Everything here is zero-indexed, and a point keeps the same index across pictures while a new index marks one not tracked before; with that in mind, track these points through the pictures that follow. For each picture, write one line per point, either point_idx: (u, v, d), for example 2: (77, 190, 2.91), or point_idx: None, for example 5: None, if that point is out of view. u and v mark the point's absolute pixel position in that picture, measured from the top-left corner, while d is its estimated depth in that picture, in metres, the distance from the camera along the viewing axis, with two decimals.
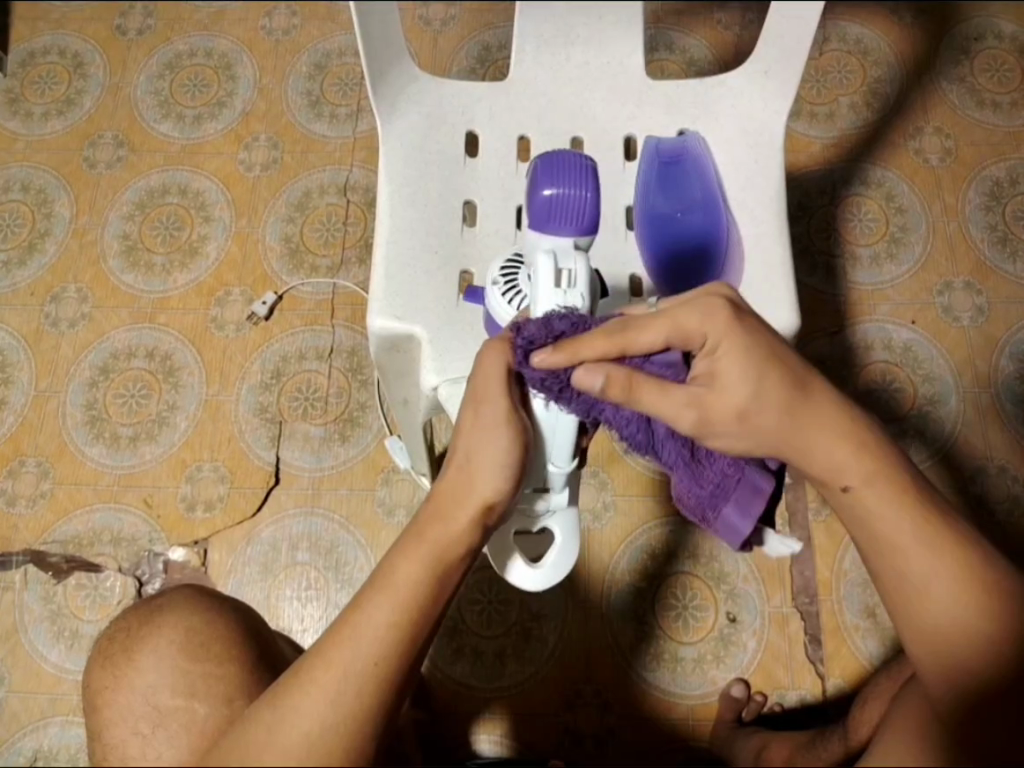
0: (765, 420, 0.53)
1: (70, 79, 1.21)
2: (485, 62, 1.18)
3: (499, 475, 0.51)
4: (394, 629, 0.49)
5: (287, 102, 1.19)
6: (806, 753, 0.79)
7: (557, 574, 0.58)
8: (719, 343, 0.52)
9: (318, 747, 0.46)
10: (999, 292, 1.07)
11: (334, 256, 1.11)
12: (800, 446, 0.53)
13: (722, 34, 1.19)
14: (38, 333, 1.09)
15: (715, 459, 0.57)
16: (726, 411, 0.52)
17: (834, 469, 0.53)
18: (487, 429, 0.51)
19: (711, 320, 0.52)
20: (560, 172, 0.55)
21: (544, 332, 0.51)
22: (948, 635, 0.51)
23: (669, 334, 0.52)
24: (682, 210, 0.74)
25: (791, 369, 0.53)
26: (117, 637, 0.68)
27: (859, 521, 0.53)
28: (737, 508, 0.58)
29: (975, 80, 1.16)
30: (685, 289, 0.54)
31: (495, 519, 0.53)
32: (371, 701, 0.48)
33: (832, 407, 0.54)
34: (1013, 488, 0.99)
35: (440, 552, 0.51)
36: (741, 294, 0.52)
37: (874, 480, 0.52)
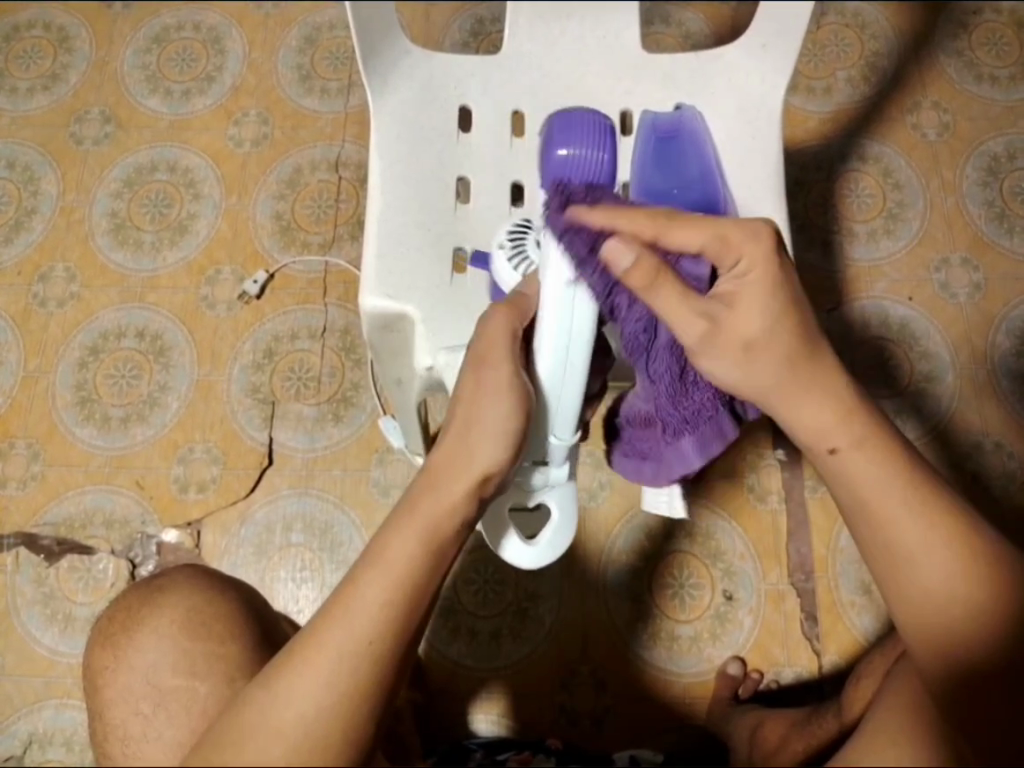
0: (764, 368, 0.51)
1: (55, 54, 1.19)
2: (478, 35, 1.17)
3: (498, 441, 0.53)
4: (390, 606, 0.47)
5: (276, 77, 1.17)
6: (802, 728, 0.79)
7: (551, 552, 0.64)
8: (730, 299, 0.50)
9: (314, 727, 0.45)
10: (996, 268, 1.06)
11: (326, 233, 1.10)
12: (779, 405, 0.52)
13: (718, 7, 1.18)
14: (26, 313, 1.08)
15: (698, 390, 0.59)
16: (731, 342, 0.51)
17: (820, 432, 0.51)
18: (487, 394, 0.53)
19: (751, 245, 0.50)
20: (579, 133, 0.53)
21: (586, 193, 0.50)
22: (939, 603, 0.48)
23: (708, 239, 0.49)
24: (679, 186, 0.68)
25: (801, 316, 0.51)
26: (116, 617, 0.67)
27: (847, 490, 0.51)
28: (695, 438, 0.62)
29: (973, 53, 1.15)
30: (694, 261, 0.52)
31: (489, 493, 0.53)
32: (366, 679, 0.46)
33: (835, 377, 0.52)
34: (1009, 465, 0.98)
35: (437, 530, 0.50)
36: (743, 262, 0.50)
37: (863, 445, 0.50)
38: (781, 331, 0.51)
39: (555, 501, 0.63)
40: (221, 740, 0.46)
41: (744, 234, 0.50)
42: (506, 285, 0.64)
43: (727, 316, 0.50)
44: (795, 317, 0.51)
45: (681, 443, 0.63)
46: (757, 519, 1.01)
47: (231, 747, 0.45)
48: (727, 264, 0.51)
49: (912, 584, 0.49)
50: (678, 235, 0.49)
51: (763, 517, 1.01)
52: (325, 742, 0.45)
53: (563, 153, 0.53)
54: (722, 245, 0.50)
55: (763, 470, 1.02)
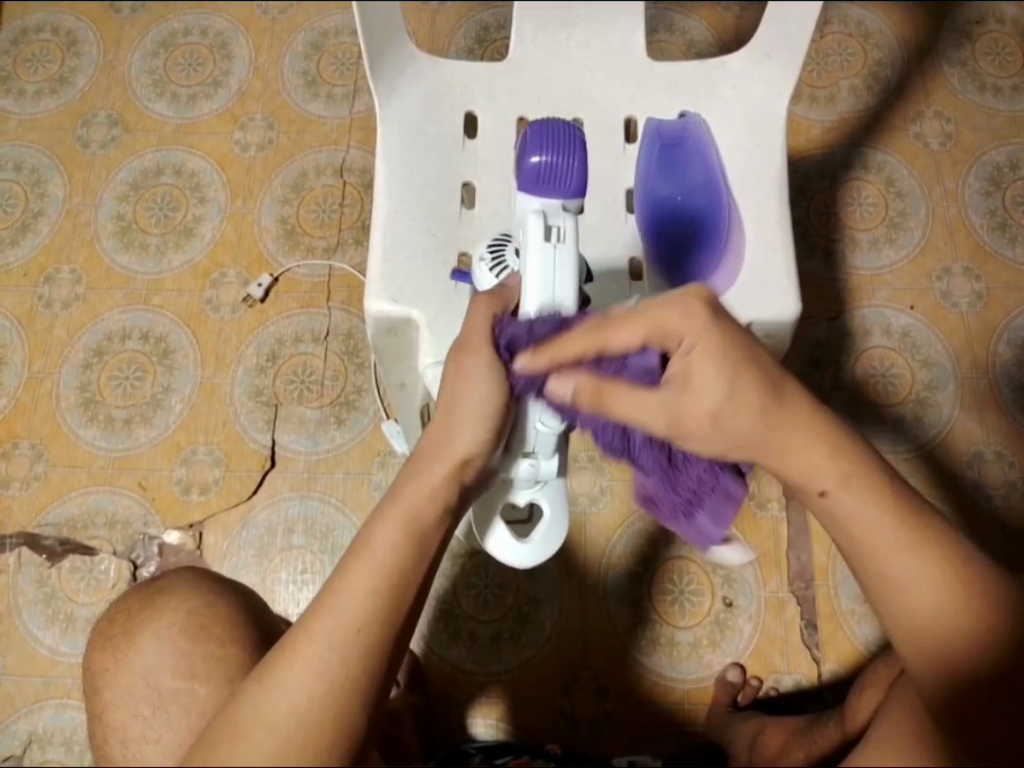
0: (739, 425, 0.50)
1: (63, 57, 1.20)
2: (483, 42, 1.17)
3: (478, 425, 0.53)
4: (377, 593, 0.48)
5: (282, 81, 1.18)
6: (803, 737, 0.79)
7: (540, 550, 0.63)
8: (694, 344, 0.50)
9: (306, 717, 0.45)
10: (998, 277, 1.06)
11: (330, 238, 1.10)
12: (774, 455, 0.51)
13: (722, 15, 1.18)
14: (31, 314, 1.08)
15: (692, 464, 0.57)
16: (698, 419, 0.50)
17: (806, 473, 0.51)
18: (468, 379, 0.54)
19: (687, 324, 0.50)
20: (550, 140, 0.57)
21: (528, 335, 0.53)
22: (934, 625, 0.48)
23: (648, 333, 0.50)
24: (682, 194, 0.74)
25: (766, 373, 0.51)
26: (116, 619, 0.68)
27: (838, 526, 0.51)
28: (712, 515, 0.61)
29: (976, 64, 1.16)
30: (641, 355, 0.51)
31: (471, 478, 0.54)
32: (357, 667, 0.47)
33: (813, 413, 0.51)
34: (1010, 474, 0.99)
35: (418, 515, 0.51)
36: (687, 338, 0.50)
37: (849, 482, 0.50)
38: (744, 387, 0.50)
39: (549, 503, 0.63)
40: (215, 737, 0.46)
41: (678, 313, 0.50)
42: (485, 290, 0.63)
43: (683, 399, 0.50)
44: (756, 365, 0.50)
45: (699, 521, 0.61)
46: (757, 526, 1.01)
47: (225, 743, 0.45)
48: (672, 343, 0.51)
49: (907, 610, 0.49)
50: (619, 336, 0.50)
51: (763, 524, 1.01)
52: (320, 735, 0.45)
53: (537, 160, 0.57)
54: (661, 332, 0.50)
55: (764, 477, 1.03)
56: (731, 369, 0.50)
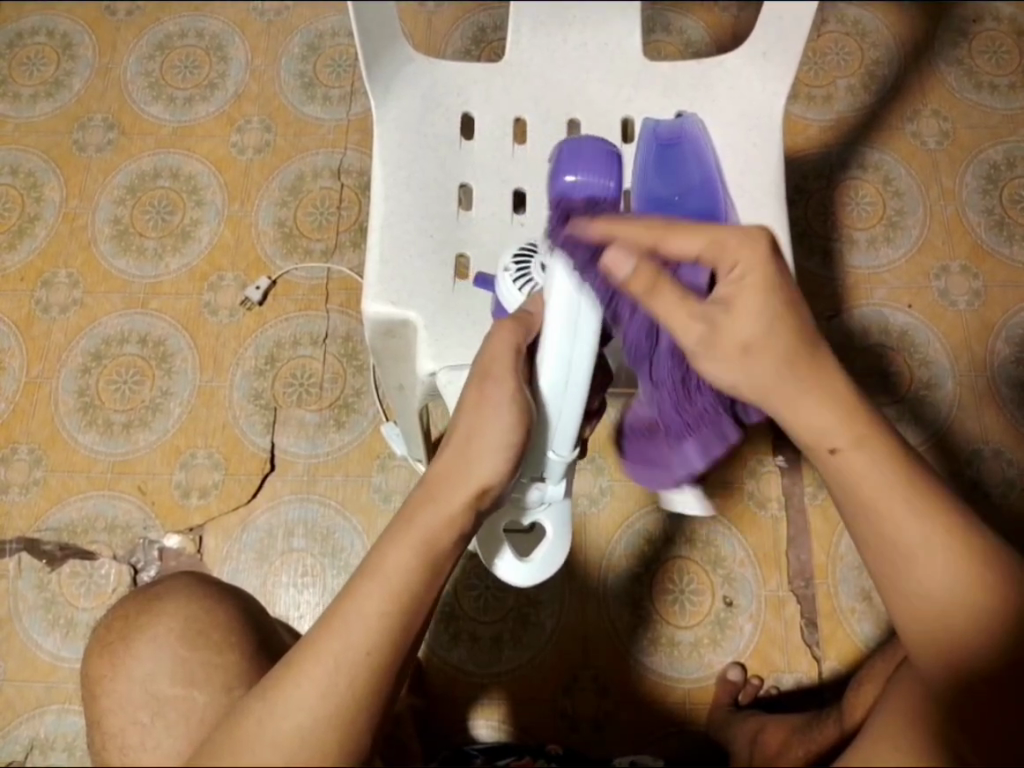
0: (762, 367, 0.51)
1: (58, 61, 1.20)
2: (479, 43, 1.17)
3: (499, 455, 0.53)
4: (388, 614, 0.48)
5: (278, 84, 1.17)
6: (802, 735, 0.79)
7: (541, 572, 0.64)
8: (748, 274, 0.50)
9: (313, 738, 0.45)
10: (996, 276, 1.06)
11: (328, 240, 1.10)
12: (783, 409, 0.51)
13: (718, 15, 1.18)
14: (29, 318, 1.08)
15: (703, 394, 0.59)
16: (730, 345, 0.50)
17: (821, 431, 0.51)
18: (490, 407, 0.54)
19: (747, 250, 0.50)
20: (585, 160, 0.52)
21: (587, 203, 0.52)
22: (941, 607, 0.49)
23: (704, 247, 0.50)
24: (680, 194, 0.69)
25: (800, 323, 0.51)
26: (115, 626, 0.68)
27: (847, 492, 0.51)
28: (698, 441, 0.65)
29: (972, 62, 1.16)
30: (692, 267, 0.52)
31: (486, 507, 0.54)
32: (362, 689, 0.47)
33: (837, 372, 0.52)
34: (1008, 472, 0.99)
35: (432, 539, 0.50)
36: (739, 265, 0.50)
37: (864, 443, 0.50)
38: (779, 328, 0.50)
39: (551, 519, 0.64)
40: (218, 751, 0.46)
41: (734, 241, 0.50)
42: (512, 309, 0.61)
43: (727, 320, 0.50)
44: (790, 311, 0.51)
45: (698, 433, 0.63)
46: (757, 526, 1.01)
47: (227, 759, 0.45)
48: (725, 266, 0.51)
49: (914, 588, 0.49)
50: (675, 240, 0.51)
51: (763, 523, 1.01)
52: (325, 755, 0.45)
53: (572, 181, 0.52)
54: (720, 245, 0.50)
55: (762, 476, 1.03)
56: (771, 307, 0.50)
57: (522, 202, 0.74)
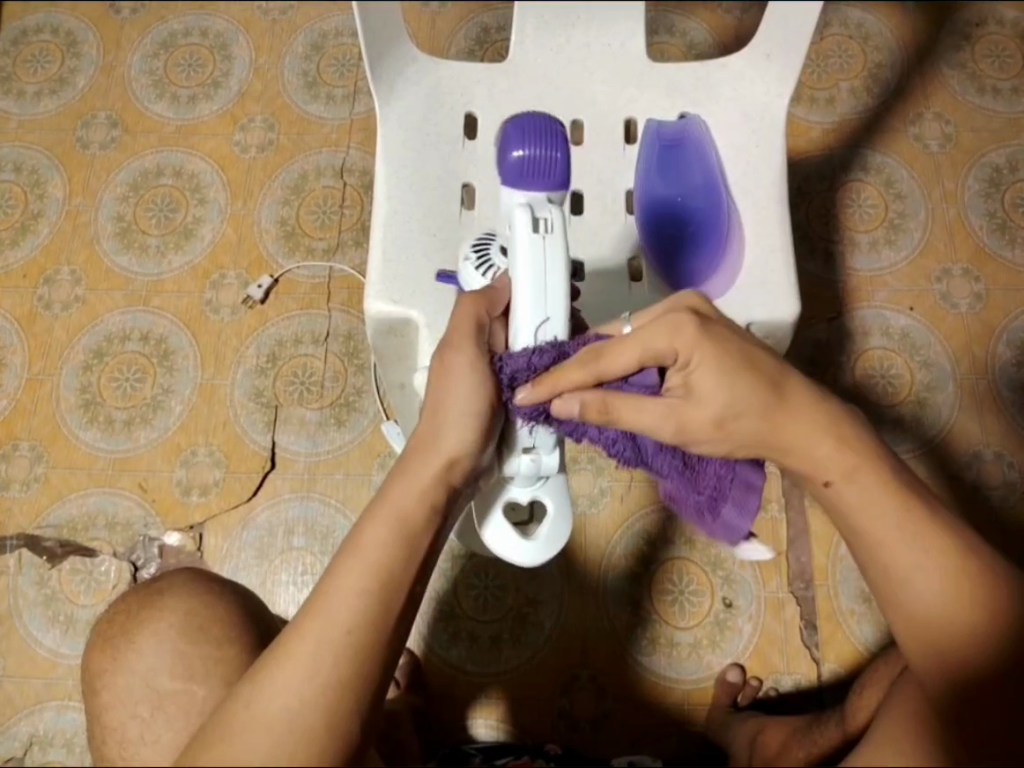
0: (743, 427, 0.52)
1: (62, 58, 1.20)
2: (483, 43, 1.17)
3: (464, 424, 0.54)
4: (366, 592, 0.49)
5: (282, 83, 1.18)
6: (802, 737, 0.79)
7: (542, 552, 0.59)
8: (692, 355, 0.52)
9: (297, 718, 0.46)
10: (998, 279, 1.06)
11: (330, 239, 1.10)
12: (782, 443, 0.53)
13: (722, 17, 1.18)
14: (31, 315, 1.08)
15: (708, 463, 0.57)
16: (702, 424, 0.52)
17: (812, 463, 0.52)
18: (454, 378, 0.54)
19: (679, 337, 0.52)
20: (531, 134, 0.62)
21: (527, 368, 0.54)
22: (938, 620, 0.49)
23: (642, 358, 0.52)
24: (683, 196, 0.75)
25: (765, 373, 0.53)
26: (116, 620, 0.68)
27: (843, 519, 0.52)
28: (736, 506, 0.59)
29: (975, 65, 1.16)
30: (640, 375, 0.54)
31: (459, 479, 0.54)
32: (346, 668, 0.47)
33: (818, 404, 0.53)
34: (1009, 475, 0.99)
35: (404, 520, 0.52)
36: (682, 352, 0.52)
37: (854, 476, 0.52)
38: (744, 386, 0.52)
39: (551, 500, 0.60)
40: (209, 735, 0.47)
41: (666, 330, 0.52)
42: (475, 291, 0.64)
43: (702, 372, 0.52)
44: (758, 366, 0.53)
45: (722, 515, 0.59)
46: (757, 527, 1.01)
47: (216, 745, 0.46)
48: (669, 360, 0.53)
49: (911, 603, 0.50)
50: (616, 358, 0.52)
51: (763, 525, 1.01)
52: (310, 733, 0.46)
53: (518, 155, 0.61)
54: (654, 354, 0.52)
55: (763, 478, 1.03)
56: (732, 370, 0.52)
57: None
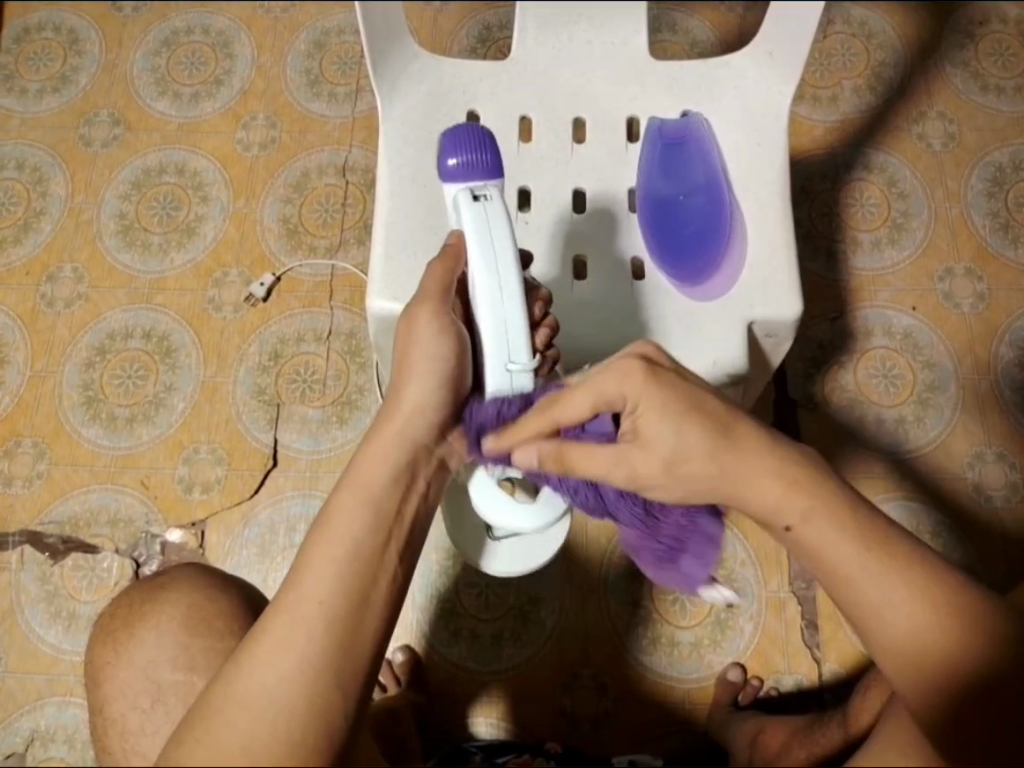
0: (692, 471, 0.54)
1: (65, 56, 1.20)
2: (486, 42, 1.17)
3: (434, 384, 0.57)
4: (341, 569, 0.51)
5: (285, 81, 1.18)
6: (803, 736, 0.79)
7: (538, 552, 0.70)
8: (638, 402, 0.54)
9: (277, 692, 0.47)
10: (1000, 279, 1.06)
11: (333, 237, 1.10)
12: (732, 488, 0.53)
13: (725, 16, 1.18)
14: (33, 312, 1.09)
15: (669, 514, 0.59)
16: (651, 467, 0.54)
17: (770, 509, 0.53)
18: (423, 336, 0.58)
19: (626, 382, 0.54)
20: (464, 143, 0.61)
21: (493, 421, 0.57)
22: (916, 643, 0.49)
23: (594, 402, 0.54)
24: (684, 193, 0.74)
25: (709, 416, 0.54)
26: (119, 613, 0.68)
27: (810, 561, 0.52)
28: (695, 558, 0.62)
29: (978, 65, 1.16)
30: (596, 421, 0.57)
31: (425, 438, 0.57)
32: (323, 646, 0.49)
33: (764, 449, 0.53)
34: (1010, 475, 0.99)
35: (372, 492, 0.54)
36: (626, 399, 0.54)
37: (810, 520, 0.52)
38: (690, 434, 0.53)
39: (524, 515, 0.63)
40: (194, 719, 0.48)
41: (615, 376, 0.54)
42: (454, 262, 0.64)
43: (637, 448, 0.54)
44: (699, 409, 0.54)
45: (682, 564, 0.63)
46: (759, 527, 1.01)
47: (200, 728, 0.47)
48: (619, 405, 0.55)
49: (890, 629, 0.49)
50: (569, 412, 0.54)
51: (765, 525, 1.01)
52: (289, 708, 0.47)
53: (454, 164, 0.61)
54: (606, 400, 0.54)
55: None
56: (678, 415, 0.53)
57: (528, 201, 0.74)
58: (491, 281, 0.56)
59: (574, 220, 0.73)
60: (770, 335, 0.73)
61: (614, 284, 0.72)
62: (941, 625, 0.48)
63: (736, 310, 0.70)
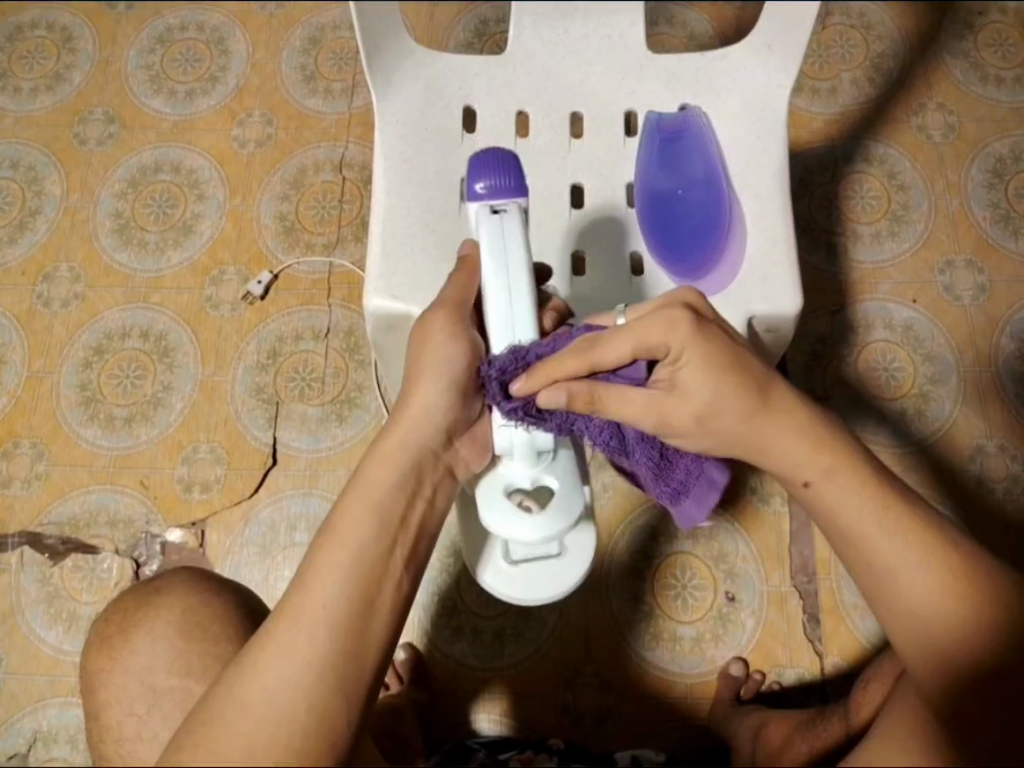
0: (722, 425, 0.55)
1: (59, 54, 1.19)
2: (482, 35, 1.16)
3: (444, 388, 0.58)
4: (347, 572, 0.51)
5: (280, 77, 1.17)
6: (806, 731, 0.79)
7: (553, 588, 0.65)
8: (682, 352, 0.54)
9: (280, 695, 0.47)
10: (1001, 270, 1.06)
11: (330, 235, 1.10)
12: (755, 444, 0.55)
13: (723, 8, 1.17)
14: (30, 313, 1.08)
15: (680, 458, 0.61)
16: (685, 417, 0.55)
17: (791, 467, 0.54)
18: (437, 341, 0.58)
19: (673, 331, 0.54)
20: (488, 167, 0.60)
21: (515, 360, 0.56)
22: (924, 618, 0.50)
23: (635, 346, 0.54)
24: (683, 188, 0.73)
25: (751, 375, 0.54)
26: (114, 619, 0.68)
27: (828, 519, 0.54)
28: (696, 499, 0.64)
29: (978, 55, 1.15)
30: (631, 366, 0.57)
31: (434, 442, 0.58)
32: (326, 651, 0.49)
33: (796, 410, 0.55)
34: (1012, 467, 0.98)
35: (377, 497, 0.55)
36: (673, 346, 0.54)
37: (832, 476, 0.53)
38: (729, 391, 0.54)
39: (533, 527, 0.57)
40: (197, 722, 0.48)
41: (661, 325, 0.54)
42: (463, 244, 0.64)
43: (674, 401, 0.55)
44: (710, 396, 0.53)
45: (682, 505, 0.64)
46: (760, 522, 1.01)
47: (203, 731, 0.47)
48: (660, 355, 0.55)
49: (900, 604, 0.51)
50: (608, 349, 0.55)
51: (766, 519, 1.01)
52: (291, 712, 0.47)
53: (482, 189, 0.59)
54: (648, 344, 0.54)
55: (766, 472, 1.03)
56: (717, 371, 0.54)
57: None
58: (502, 290, 0.57)
59: (572, 216, 0.73)
60: (769, 329, 0.72)
61: (613, 277, 0.72)
62: (945, 603, 0.49)
63: (734, 305, 0.70)
